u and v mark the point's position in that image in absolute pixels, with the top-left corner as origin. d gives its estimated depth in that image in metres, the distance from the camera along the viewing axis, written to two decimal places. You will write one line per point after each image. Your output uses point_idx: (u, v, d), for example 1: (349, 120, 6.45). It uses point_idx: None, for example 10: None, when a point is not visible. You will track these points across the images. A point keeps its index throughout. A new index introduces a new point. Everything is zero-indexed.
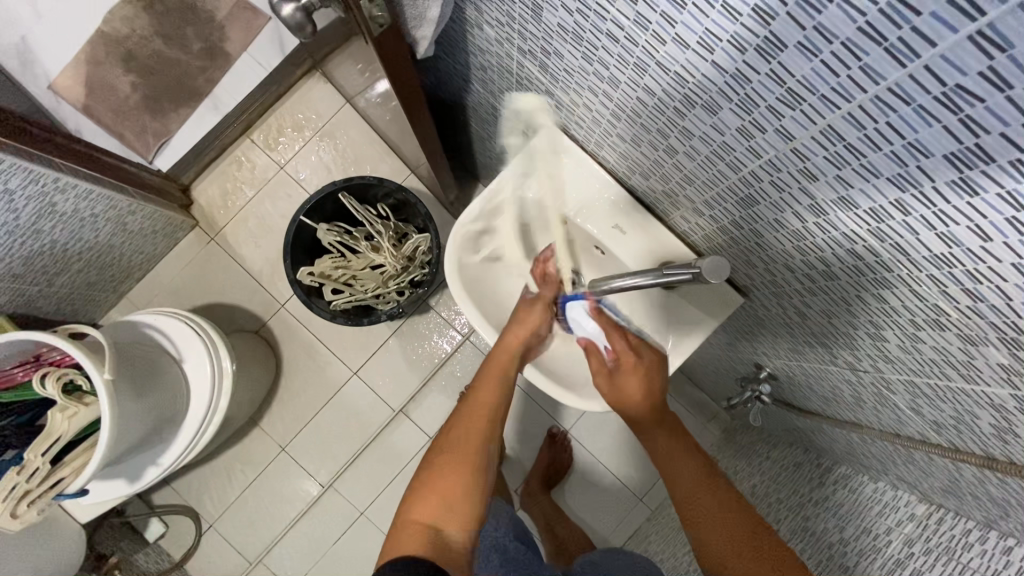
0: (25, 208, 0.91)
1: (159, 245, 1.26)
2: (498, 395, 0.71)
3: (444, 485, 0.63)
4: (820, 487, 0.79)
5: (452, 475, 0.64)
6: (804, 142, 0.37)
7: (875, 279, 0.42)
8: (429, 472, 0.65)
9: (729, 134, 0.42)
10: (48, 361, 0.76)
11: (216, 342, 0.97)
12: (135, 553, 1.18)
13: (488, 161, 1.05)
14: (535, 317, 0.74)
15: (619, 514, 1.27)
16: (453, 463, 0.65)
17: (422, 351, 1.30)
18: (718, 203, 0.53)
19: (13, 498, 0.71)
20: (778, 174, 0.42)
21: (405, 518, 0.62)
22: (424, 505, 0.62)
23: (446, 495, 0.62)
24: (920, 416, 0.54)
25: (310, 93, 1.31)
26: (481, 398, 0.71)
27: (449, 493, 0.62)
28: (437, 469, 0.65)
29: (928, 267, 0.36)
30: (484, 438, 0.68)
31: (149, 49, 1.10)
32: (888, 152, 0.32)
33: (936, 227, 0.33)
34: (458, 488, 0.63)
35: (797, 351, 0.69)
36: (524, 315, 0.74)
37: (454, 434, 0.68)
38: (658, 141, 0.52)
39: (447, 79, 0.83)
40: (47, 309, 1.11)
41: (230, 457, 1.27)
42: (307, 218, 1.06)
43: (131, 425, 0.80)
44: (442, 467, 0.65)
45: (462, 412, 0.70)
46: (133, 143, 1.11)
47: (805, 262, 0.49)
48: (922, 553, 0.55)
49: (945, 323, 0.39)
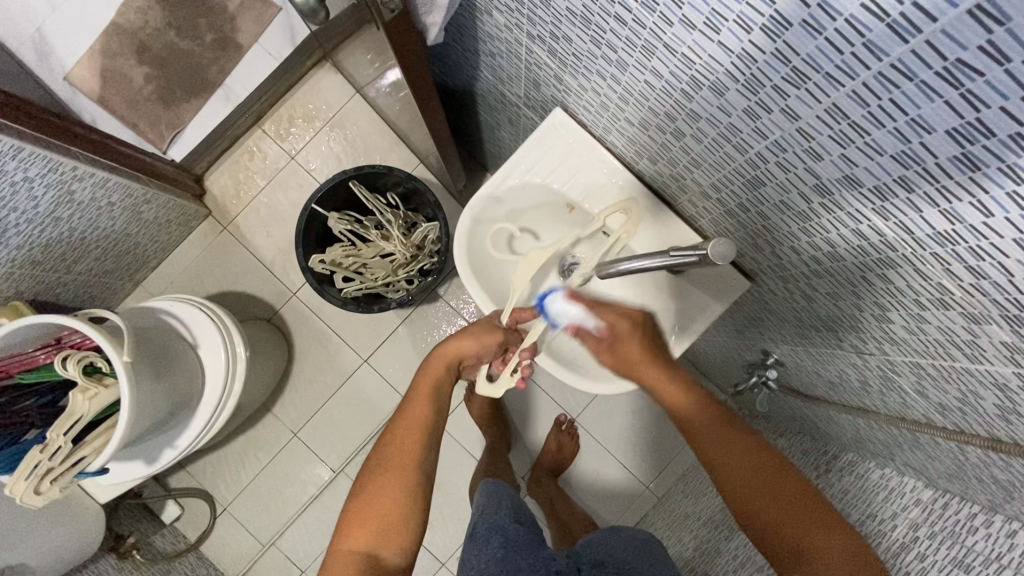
0: (44, 196, 0.93)
1: (173, 234, 1.28)
2: (432, 404, 0.73)
3: (379, 513, 0.65)
4: (826, 474, 0.80)
5: (384, 502, 0.66)
6: (809, 122, 0.37)
7: (880, 259, 0.43)
8: (363, 495, 0.67)
9: (735, 116, 0.43)
10: (69, 343, 0.78)
11: (230, 328, 0.99)
12: (153, 534, 1.21)
13: (497, 149, 1.06)
14: (484, 335, 0.74)
15: (626, 501, 1.29)
16: (389, 484, 0.67)
17: (431, 339, 1.32)
18: (726, 185, 0.53)
19: (35, 475, 0.73)
20: (784, 155, 0.42)
21: (339, 546, 0.65)
22: (359, 534, 0.64)
23: (382, 520, 0.65)
24: (926, 399, 0.54)
25: (320, 84, 1.33)
26: (414, 413, 0.73)
27: (384, 521, 0.65)
28: (368, 495, 0.67)
29: (932, 245, 0.36)
30: (416, 457, 0.69)
31: (162, 40, 1.11)
32: (892, 129, 0.32)
33: (939, 204, 0.33)
34: (390, 513, 0.65)
35: (803, 337, 0.69)
36: (467, 332, 0.75)
37: (386, 453, 0.70)
38: (665, 125, 0.52)
39: (456, 67, 0.84)
40: (66, 296, 1.13)
41: (244, 442, 1.29)
42: (318, 206, 1.08)
43: (149, 407, 0.82)
44: (373, 491, 0.66)
45: (396, 429, 0.72)
46: (147, 133, 1.12)
47: (811, 244, 0.49)
48: (927, 537, 0.56)
49: (950, 302, 0.40)
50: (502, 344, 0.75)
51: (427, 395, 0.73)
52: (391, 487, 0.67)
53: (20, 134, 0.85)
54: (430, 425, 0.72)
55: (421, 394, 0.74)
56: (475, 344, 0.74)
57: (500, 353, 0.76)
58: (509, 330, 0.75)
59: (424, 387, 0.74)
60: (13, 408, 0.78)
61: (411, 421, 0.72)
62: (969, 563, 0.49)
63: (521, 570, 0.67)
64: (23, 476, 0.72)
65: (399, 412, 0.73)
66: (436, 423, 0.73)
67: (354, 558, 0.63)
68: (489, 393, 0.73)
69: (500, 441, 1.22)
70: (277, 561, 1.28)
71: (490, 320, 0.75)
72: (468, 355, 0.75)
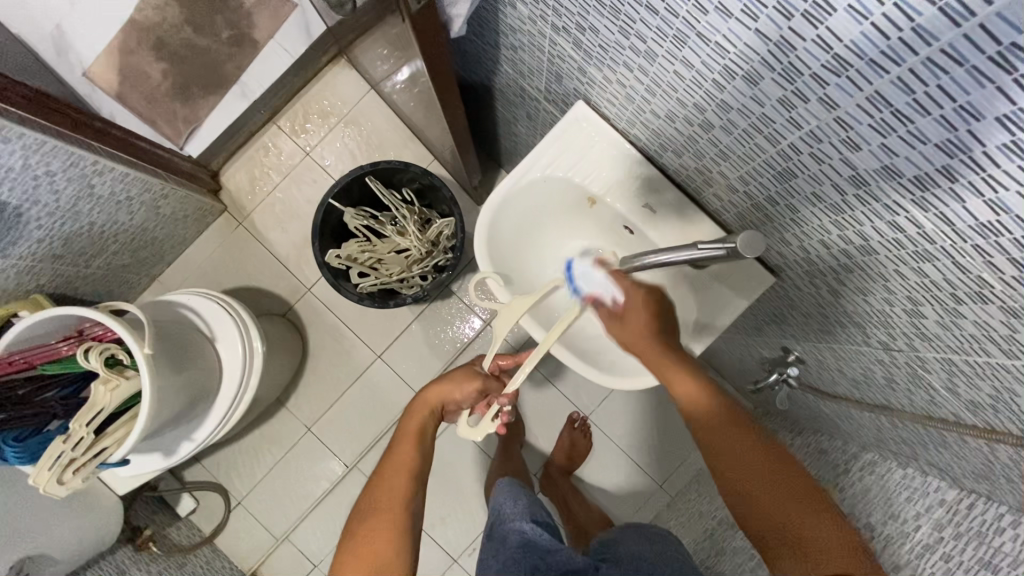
0: (66, 189, 0.94)
1: (189, 229, 1.29)
2: (418, 447, 0.77)
3: (371, 552, 0.65)
4: (845, 474, 0.79)
5: (375, 542, 0.66)
6: (848, 111, 0.37)
7: (915, 252, 0.42)
8: (354, 539, 0.67)
9: (769, 106, 0.42)
10: (91, 335, 0.79)
11: (247, 323, 1.00)
12: (168, 527, 1.22)
13: (513, 145, 1.06)
14: (466, 381, 0.82)
15: (639, 499, 1.28)
16: (379, 525, 0.67)
17: (444, 336, 1.32)
18: (754, 177, 0.53)
19: (60, 465, 0.74)
20: (819, 145, 0.41)
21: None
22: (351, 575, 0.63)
23: (370, 562, 0.64)
24: (956, 396, 0.53)
25: (335, 80, 1.33)
26: (400, 456, 0.75)
27: (377, 558, 0.64)
28: (359, 538, 0.67)
29: (973, 236, 0.36)
30: (405, 496, 0.71)
31: (179, 37, 1.12)
32: (937, 116, 0.31)
33: (983, 193, 0.33)
34: (381, 549, 0.65)
35: (827, 333, 0.69)
36: (450, 378, 0.83)
37: (376, 496, 0.71)
38: (694, 117, 0.52)
39: (475, 61, 0.83)
40: (85, 290, 1.15)
41: (258, 436, 1.30)
42: (335, 201, 1.08)
43: (168, 400, 0.83)
44: (364, 533, 0.67)
45: (383, 473, 0.74)
46: (164, 129, 1.13)
47: (842, 237, 0.48)
48: (952, 538, 0.56)
49: (988, 296, 0.39)
50: (482, 391, 0.82)
51: (413, 440, 0.77)
52: (381, 526, 0.67)
53: (43, 129, 0.86)
54: (417, 467, 0.74)
55: (406, 437, 0.78)
56: (456, 390, 0.82)
57: (479, 400, 0.82)
58: (489, 377, 0.83)
59: (410, 432, 0.78)
60: (37, 398, 0.78)
61: (398, 463, 0.74)
62: (997, 564, 0.50)
63: (539, 567, 0.67)
64: (47, 466, 0.73)
65: (387, 458, 0.76)
66: (423, 464, 0.75)
67: None
68: (467, 433, 0.71)
69: (512, 440, 1.22)
70: (290, 555, 1.28)
71: (472, 367, 0.84)
72: (448, 399, 0.82)
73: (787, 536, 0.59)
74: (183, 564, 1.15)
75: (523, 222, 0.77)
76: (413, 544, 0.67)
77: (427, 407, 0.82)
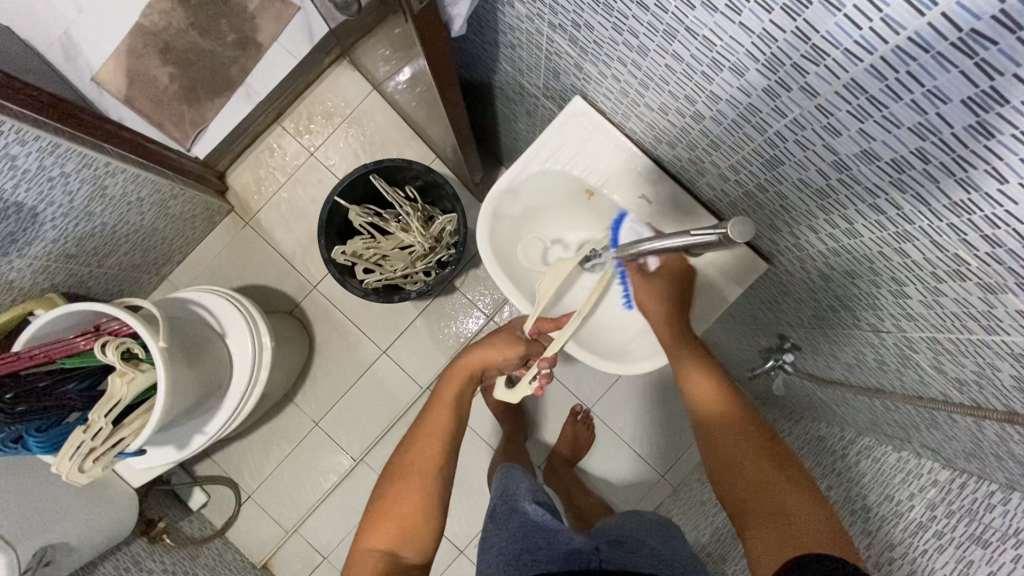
0: (79, 190, 0.97)
1: (198, 228, 1.32)
2: (454, 413, 0.78)
3: (401, 513, 0.69)
4: (842, 458, 0.81)
5: (405, 504, 0.70)
6: (828, 98, 0.39)
7: (896, 233, 0.44)
8: (386, 500, 0.71)
9: (755, 96, 0.45)
10: (107, 330, 0.81)
11: (256, 318, 1.03)
12: (180, 520, 1.25)
13: (514, 141, 1.08)
14: (509, 347, 0.80)
15: (642, 489, 1.30)
16: (410, 488, 0.71)
17: (448, 331, 1.34)
18: (744, 166, 0.55)
19: (80, 455, 0.77)
20: (802, 133, 0.44)
21: (361, 546, 0.68)
22: (380, 534, 0.68)
23: (400, 523, 0.68)
24: (943, 375, 0.55)
25: (338, 81, 1.35)
26: (435, 421, 0.77)
27: (405, 520, 0.69)
28: (390, 498, 0.71)
29: (948, 215, 0.38)
30: (436, 463, 0.73)
31: (185, 41, 1.15)
32: (908, 101, 0.34)
33: (955, 173, 0.35)
34: (410, 514, 0.69)
35: (821, 318, 0.71)
36: (493, 343, 0.81)
37: (408, 460, 0.74)
38: (686, 108, 0.54)
39: (475, 60, 0.86)
40: (97, 289, 1.18)
41: (268, 431, 1.33)
42: (340, 199, 1.10)
43: (182, 393, 0.85)
44: (394, 495, 0.71)
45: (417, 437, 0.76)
46: (172, 131, 1.16)
47: (829, 220, 0.50)
48: (944, 516, 0.58)
49: (966, 273, 0.41)
50: (524, 356, 0.81)
51: (449, 405, 0.78)
52: (411, 491, 0.71)
53: (56, 132, 0.89)
54: (450, 435, 0.76)
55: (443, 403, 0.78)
56: (500, 354, 0.80)
57: (521, 363, 0.82)
58: (531, 342, 0.81)
59: (447, 399, 0.78)
60: (56, 391, 0.80)
61: (432, 428, 0.76)
62: (986, 539, 0.52)
63: (540, 547, 0.69)
64: (67, 457, 0.76)
65: (423, 419, 0.77)
66: (456, 434, 0.77)
67: (374, 555, 0.66)
68: (509, 399, 0.79)
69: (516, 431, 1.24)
70: (300, 547, 1.31)
71: (514, 332, 0.81)
72: (490, 364, 0.81)
73: (765, 508, 0.62)
74: (196, 556, 1.18)
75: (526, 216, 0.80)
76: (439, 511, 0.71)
77: (470, 371, 0.80)
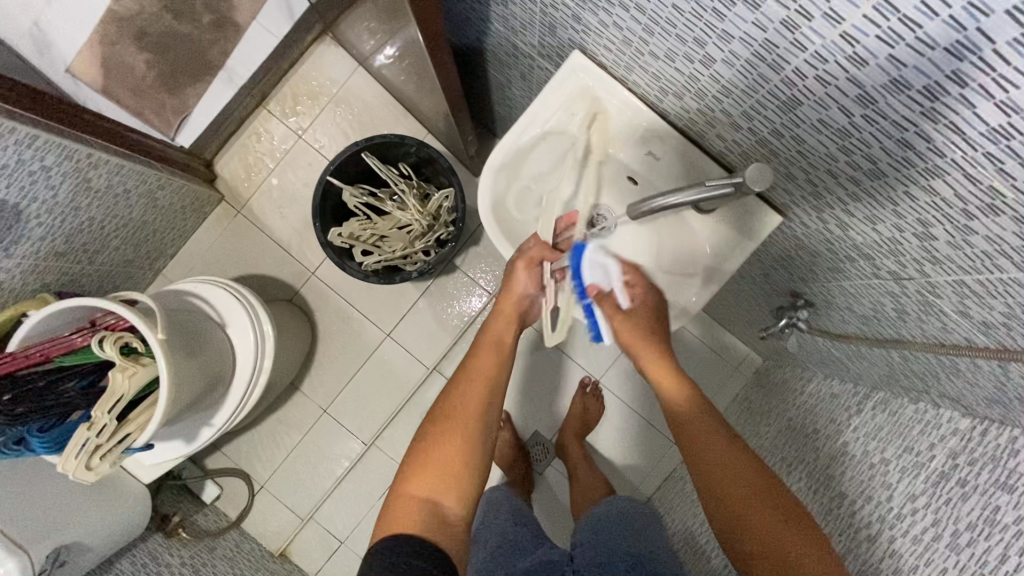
0: (62, 184, 0.93)
1: (188, 220, 1.29)
2: (497, 357, 0.74)
3: (444, 458, 0.64)
4: (859, 413, 0.80)
5: (449, 449, 0.65)
6: (853, 23, 0.36)
7: (924, 168, 0.42)
8: (426, 446, 0.65)
9: (772, 30, 0.42)
10: (104, 326, 0.80)
11: (256, 306, 1.00)
12: (195, 513, 1.25)
13: (509, 110, 1.05)
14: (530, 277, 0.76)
15: (654, 458, 1.30)
16: (453, 431, 0.66)
17: (452, 310, 1.33)
18: (758, 111, 0.52)
19: (86, 453, 0.75)
20: (824, 67, 0.41)
21: (401, 491, 0.62)
22: (421, 480, 0.62)
23: (443, 470, 0.63)
24: (968, 319, 0.53)
25: (322, 58, 1.31)
26: (480, 366, 0.73)
27: (446, 468, 0.63)
28: (431, 442, 0.66)
29: (984, 144, 0.36)
30: (481, 408, 0.69)
31: (159, 25, 1.05)
32: (945, 17, 0.31)
33: (994, 95, 0.32)
34: (453, 461, 0.64)
35: (837, 271, 0.69)
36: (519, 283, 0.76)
37: (455, 403, 0.69)
38: (694, 53, 0.51)
39: (465, 22, 0.82)
40: (92, 287, 1.15)
41: (275, 422, 1.32)
42: (333, 179, 1.07)
43: (185, 385, 0.84)
44: (437, 438, 0.66)
45: (461, 381, 0.71)
46: (154, 121, 1.11)
47: (850, 162, 0.48)
48: (967, 464, 0.56)
49: (1001, 207, 0.39)
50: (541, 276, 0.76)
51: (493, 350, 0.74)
52: (453, 434, 0.66)
53: (34, 123, 0.85)
54: (494, 380, 0.72)
55: (486, 348, 0.75)
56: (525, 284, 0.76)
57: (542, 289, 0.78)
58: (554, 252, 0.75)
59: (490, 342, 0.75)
60: (56, 390, 0.77)
61: (479, 372, 0.72)
62: (1013, 483, 0.50)
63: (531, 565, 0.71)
64: (74, 454, 0.74)
65: (466, 368, 0.73)
66: (499, 380, 0.73)
67: (416, 502, 0.60)
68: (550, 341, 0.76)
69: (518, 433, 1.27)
70: (317, 534, 1.31)
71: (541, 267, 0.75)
72: (531, 296, 0.78)
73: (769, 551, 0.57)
74: (213, 548, 1.18)
75: (527, 200, 0.77)
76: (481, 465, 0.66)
77: (516, 313, 0.78)
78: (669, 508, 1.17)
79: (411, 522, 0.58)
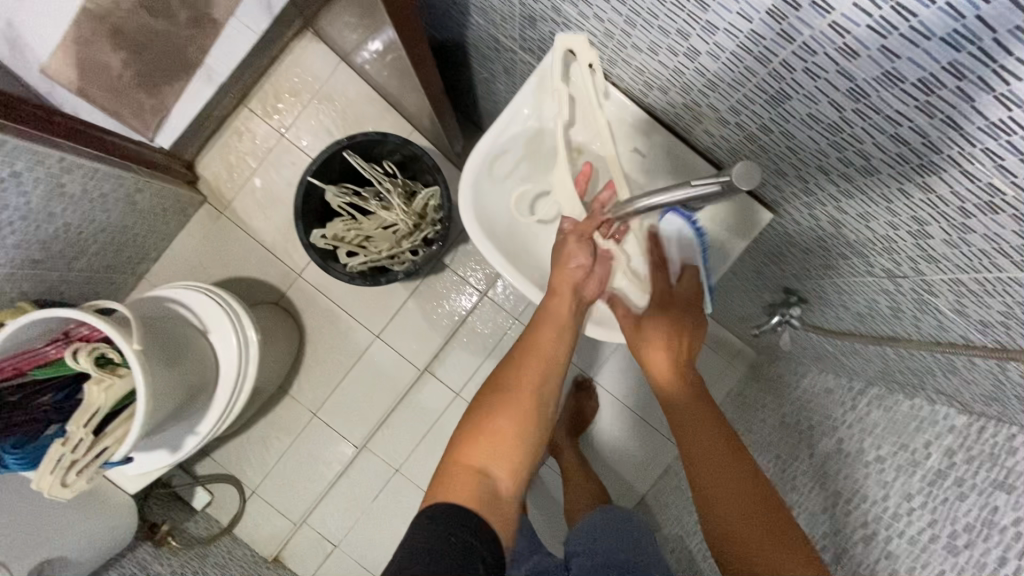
0: (34, 190, 0.91)
1: (170, 223, 1.26)
2: (560, 331, 0.67)
3: (500, 428, 0.59)
4: (853, 410, 0.78)
5: (508, 418, 0.60)
6: (844, 13, 0.34)
7: (921, 165, 0.40)
8: (481, 411, 0.61)
9: (758, 20, 0.40)
10: (78, 337, 0.77)
11: (238, 311, 0.98)
12: (185, 521, 1.23)
13: (494, 105, 1.02)
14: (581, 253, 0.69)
15: (648, 455, 1.29)
16: (512, 401, 0.61)
17: (442, 310, 1.30)
18: (746, 106, 0.50)
19: (62, 468, 0.73)
20: (814, 59, 0.39)
21: (453, 456, 0.58)
22: (476, 447, 0.58)
23: (498, 442, 0.58)
24: (966, 319, 0.51)
25: (304, 54, 1.27)
26: (542, 337, 0.67)
27: (500, 440, 0.59)
28: (484, 410, 0.61)
29: (983, 139, 0.33)
30: (539, 382, 0.63)
31: (135, 22, 1.01)
32: (941, 5, 0.29)
33: (994, 88, 0.30)
34: (509, 437, 0.59)
35: (830, 268, 0.67)
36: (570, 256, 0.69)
37: (515, 374, 0.64)
38: (678, 45, 0.49)
39: (446, 15, 0.79)
40: (73, 294, 1.13)
41: (264, 426, 1.30)
42: (315, 179, 1.05)
43: (166, 395, 0.81)
44: (496, 405, 0.61)
45: (523, 349, 0.66)
46: (131, 121, 1.06)
47: (841, 158, 0.46)
48: (964, 462, 0.55)
49: (1000, 205, 0.37)
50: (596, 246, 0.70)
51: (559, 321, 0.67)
52: (513, 404, 0.61)
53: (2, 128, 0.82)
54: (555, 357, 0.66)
55: (550, 318, 0.68)
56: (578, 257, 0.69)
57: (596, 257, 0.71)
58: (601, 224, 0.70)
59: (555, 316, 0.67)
60: (31, 403, 0.77)
61: (541, 343, 0.66)
62: (1011, 483, 0.49)
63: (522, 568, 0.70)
64: (48, 470, 0.72)
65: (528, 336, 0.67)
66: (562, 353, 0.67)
67: (468, 469, 0.56)
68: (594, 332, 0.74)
69: None
70: (310, 538, 1.29)
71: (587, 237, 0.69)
72: (586, 269, 0.69)
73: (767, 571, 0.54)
74: (204, 555, 1.16)
75: (512, 202, 0.75)
76: (539, 439, 0.61)
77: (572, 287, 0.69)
78: (664, 505, 1.16)
79: (465, 490, 0.54)
